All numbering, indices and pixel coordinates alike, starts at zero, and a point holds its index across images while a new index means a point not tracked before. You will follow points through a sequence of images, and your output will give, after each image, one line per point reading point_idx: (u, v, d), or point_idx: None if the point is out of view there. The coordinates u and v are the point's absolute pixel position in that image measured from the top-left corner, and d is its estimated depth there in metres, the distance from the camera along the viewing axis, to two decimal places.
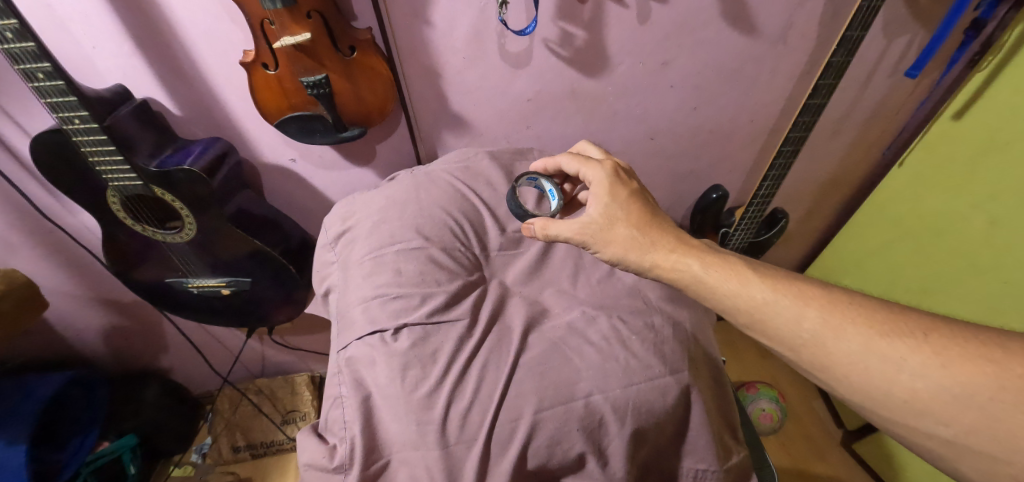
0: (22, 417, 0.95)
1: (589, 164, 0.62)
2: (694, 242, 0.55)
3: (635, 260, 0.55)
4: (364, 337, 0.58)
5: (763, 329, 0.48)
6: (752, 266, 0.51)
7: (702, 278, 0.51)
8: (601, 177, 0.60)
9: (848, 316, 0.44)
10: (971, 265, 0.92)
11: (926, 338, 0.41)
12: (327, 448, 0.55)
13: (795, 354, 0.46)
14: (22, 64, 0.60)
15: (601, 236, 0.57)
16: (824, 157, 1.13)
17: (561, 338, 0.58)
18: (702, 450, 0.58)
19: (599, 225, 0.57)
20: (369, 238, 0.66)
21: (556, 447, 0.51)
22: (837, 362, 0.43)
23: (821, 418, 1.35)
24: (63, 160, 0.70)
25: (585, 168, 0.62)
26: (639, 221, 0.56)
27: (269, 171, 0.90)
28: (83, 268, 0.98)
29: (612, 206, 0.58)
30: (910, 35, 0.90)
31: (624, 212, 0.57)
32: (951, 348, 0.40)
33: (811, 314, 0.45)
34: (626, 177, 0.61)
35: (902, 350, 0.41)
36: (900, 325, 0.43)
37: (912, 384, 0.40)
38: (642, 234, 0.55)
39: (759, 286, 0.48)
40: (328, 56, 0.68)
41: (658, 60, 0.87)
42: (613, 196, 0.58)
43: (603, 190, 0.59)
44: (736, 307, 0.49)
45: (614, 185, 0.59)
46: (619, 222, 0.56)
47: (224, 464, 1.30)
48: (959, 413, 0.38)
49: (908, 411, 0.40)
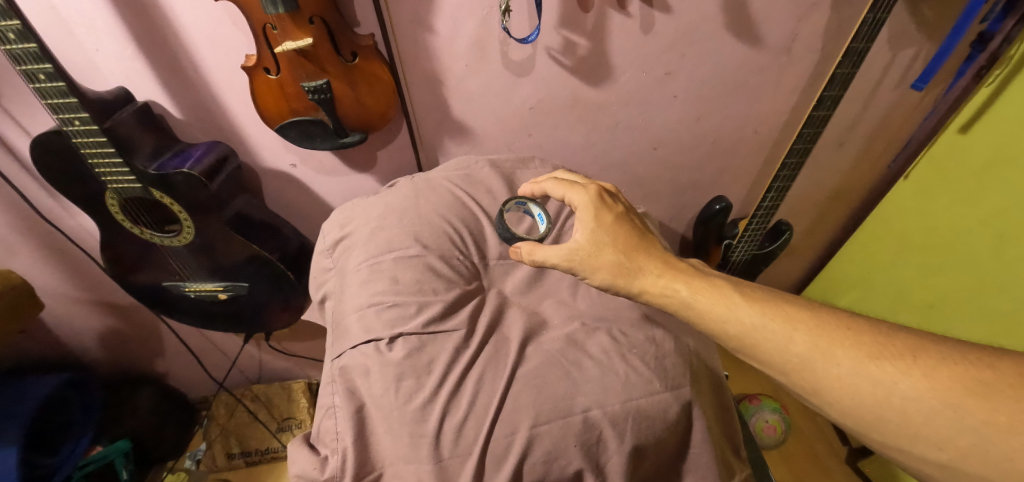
0: (15, 419, 0.94)
1: (573, 188, 0.61)
2: (683, 264, 0.54)
3: (624, 285, 0.54)
4: (359, 346, 0.57)
5: (753, 354, 0.46)
6: (739, 289, 0.50)
7: (691, 303, 0.50)
8: (585, 200, 0.59)
9: (837, 339, 0.43)
10: (977, 282, 0.91)
11: (915, 360, 0.40)
12: (318, 459, 0.54)
13: (787, 378, 0.45)
14: (23, 65, 0.59)
15: (588, 263, 0.55)
16: (830, 170, 1.12)
17: (559, 350, 0.57)
18: (704, 469, 0.56)
19: (586, 251, 0.56)
20: (366, 245, 0.65)
21: (553, 463, 0.49)
22: (828, 386, 0.42)
23: (826, 436, 1.33)
24: (63, 161, 0.70)
25: (569, 193, 0.61)
26: (627, 245, 0.55)
27: (270, 176, 0.90)
28: (81, 270, 0.97)
29: (598, 232, 0.56)
30: (916, 48, 0.89)
31: (611, 237, 0.56)
32: (941, 371, 0.38)
33: (800, 339, 0.44)
34: (611, 201, 0.60)
35: (891, 374, 0.40)
36: (889, 347, 0.41)
37: (903, 409, 0.39)
38: (629, 259, 0.54)
39: (746, 309, 0.47)
40: (329, 61, 0.68)
41: (662, 70, 0.87)
42: (598, 221, 0.57)
43: (588, 215, 0.57)
44: (726, 334, 0.48)
45: (598, 210, 0.58)
46: (606, 247, 0.55)
47: (217, 472, 1.28)
48: (952, 437, 0.37)
49: (901, 435, 0.39)
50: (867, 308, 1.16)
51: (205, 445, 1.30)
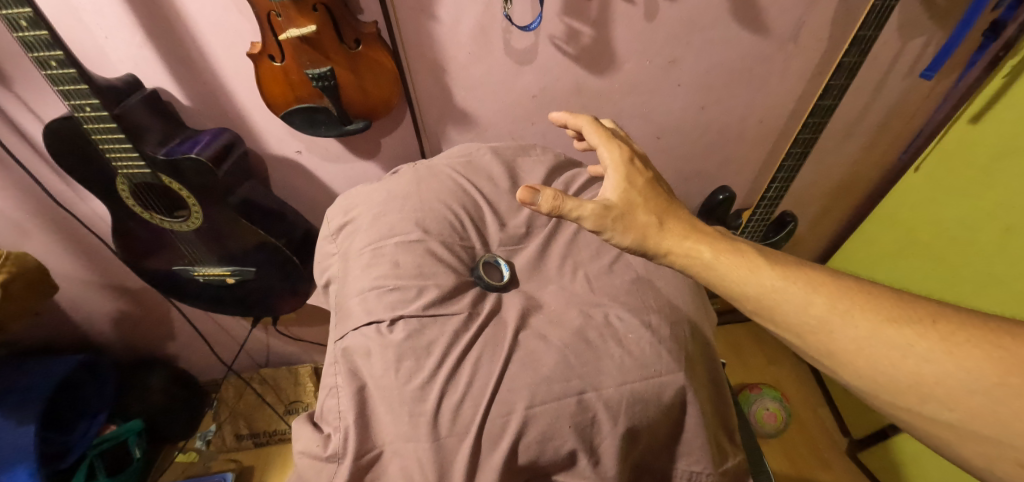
0: (33, 398, 0.98)
1: (609, 142, 0.56)
2: (708, 229, 0.52)
3: (652, 246, 0.50)
4: (361, 327, 0.58)
5: (771, 316, 0.47)
6: (763, 254, 0.49)
7: (715, 266, 0.49)
8: (616, 158, 0.55)
9: (856, 302, 0.44)
10: (982, 273, 0.90)
11: (934, 324, 0.41)
12: (321, 437, 0.57)
13: (801, 341, 0.45)
14: (36, 52, 0.61)
15: (621, 220, 0.50)
16: (836, 160, 1.12)
17: (556, 333, 0.57)
18: (698, 453, 0.57)
19: (618, 210, 0.50)
20: (368, 230, 0.66)
21: (547, 443, 0.50)
22: (843, 348, 0.43)
23: (826, 426, 1.33)
24: (75, 147, 0.72)
25: (603, 147, 0.56)
26: (659, 208, 0.52)
27: (276, 162, 0.91)
28: (93, 254, 1.00)
29: (630, 191, 0.52)
30: (926, 36, 0.88)
31: (643, 198, 0.52)
32: (958, 336, 0.40)
33: (819, 301, 0.44)
34: (641, 163, 0.56)
35: (909, 337, 0.41)
36: (908, 311, 0.42)
37: (917, 370, 0.40)
38: (660, 220, 0.51)
39: (768, 273, 0.47)
40: (333, 49, 0.69)
41: (666, 58, 0.86)
42: (630, 181, 0.53)
43: (619, 174, 0.53)
44: (745, 295, 0.47)
45: (631, 171, 0.54)
46: (638, 208, 0.51)
47: (227, 452, 1.32)
48: (965, 397, 0.38)
49: (912, 396, 0.40)
50: None
51: (214, 426, 1.34)
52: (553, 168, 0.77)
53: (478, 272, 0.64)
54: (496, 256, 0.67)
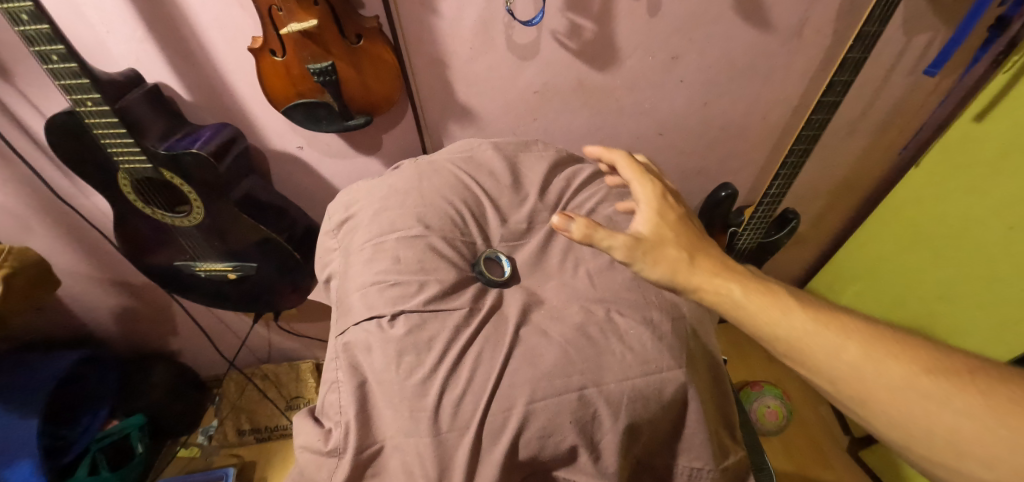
0: (35, 393, 0.98)
1: (643, 179, 0.60)
2: (739, 268, 0.53)
3: (682, 281, 0.52)
4: (362, 322, 0.58)
5: (802, 360, 0.46)
6: (795, 297, 0.50)
7: (745, 304, 0.49)
8: (648, 193, 0.58)
9: (890, 350, 0.44)
10: (987, 272, 0.91)
11: (971, 380, 0.41)
12: (322, 432, 0.57)
13: (832, 387, 0.45)
14: (36, 46, 0.61)
15: (650, 253, 0.53)
16: (839, 158, 1.11)
17: (557, 329, 0.57)
18: (698, 449, 0.57)
19: (648, 240, 0.54)
20: (370, 225, 0.66)
21: (548, 438, 0.50)
22: (877, 397, 0.43)
23: (827, 424, 1.34)
24: (76, 142, 0.72)
25: (637, 183, 0.60)
26: (689, 244, 0.54)
27: (277, 158, 0.91)
28: (95, 249, 1.00)
29: (661, 227, 0.55)
30: (931, 33, 0.87)
31: (674, 234, 0.54)
32: (997, 393, 0.40)
33: (851, 347, 0.45)
34: (674, 201, 0.59)
35: (945, 391, 0.41)
36: (942, 364, 0.42)
37: (954, 425, 0.39)
38: (690, 257, 0.53)
39: (801, 315, 0.47)
40: (335, 43, 0.68)
41: (669, 54, 0.86)
42: (662, 217, 0.56)
43: (652, 210, 0.56)
44: (775, 336, 0.48)
45: (663, 207, 0.57)
46: (669, 243, 0.54)
47: (228, 447, 1.32)
48: (1007, 458, 0.37)
49: (949, 451, 0.40)
50: (875, 296, 1.16)
51: (216, 421, 1.34)
52: (555, 163, 0.77)
53: (480, 268, 0.64)
54: (497, 252, 0.67)
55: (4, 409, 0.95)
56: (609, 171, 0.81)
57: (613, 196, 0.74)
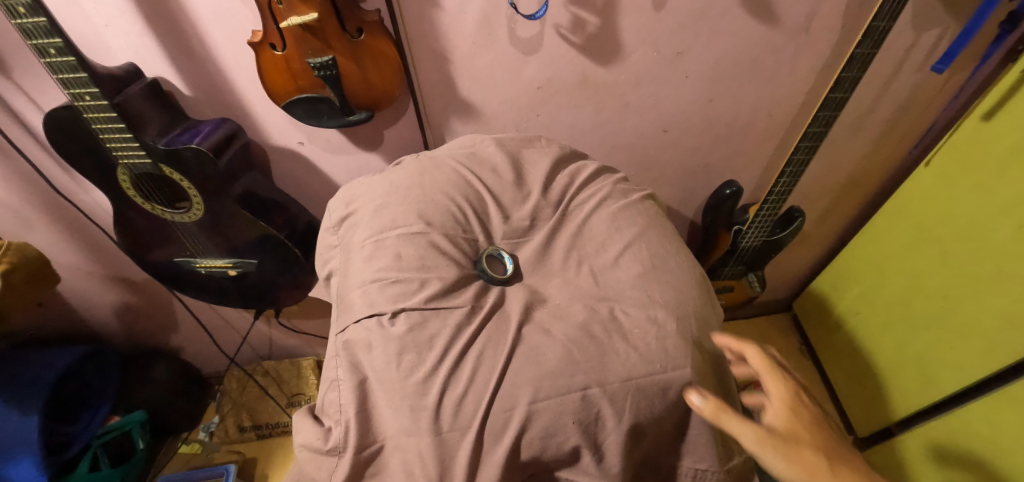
0: (36, 389, 0.98)
1: (778, 377, 0.56)
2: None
3: None
4: (362, 320, 0.58)
5: None
6: None
7: None
8: (783, 392, 0.54)
9: None
10: (994, 272, 0.89)
11: None
12: (322, 430, 0.56)
13: None
14: (34, 39, 0.60)
15: (786, 451, 0.48)
16: (845, 155, 1.10)
17: (560, 328, 0.56)
18: (702, 450, 0.56)
19: (783, 440, 0.49)
20: (371, 221, 0.66)
21: (550, 438, 0.50)
22: None
23: None
24: (74, 136, 0.71)
25: (771, 380, 0.56)
26: (830, 451, 0.49)
27: (277, 153, 0.90)
28: (95, 245, 0.99)
29: (796, 425, 0.51)
30: (941, 28, 0.86)
31: (810, 434, 0.50)
32: None
33: None
34: (809, 401, 0.55)
35: None
36: None
37: None
38: (830, 464, 0.48)
39: None
40: (335, 37, 0.67)
41: (674, 49, 0.85)
42: (797, 414, 0.52)
43: (785, 405, 0.53)
44: None
45: (798, 403, 0.53)
46: (806, 444, 0.49)
47: (230, 443, 1.32)
48: None
49: None
50: (882, 295, 1.14)
51: (217, 418, 1.34)
52: (558, 159, 0.76)
53: (481, 265, 0.63)
54: (500, 249, 0.66)
55: (5, 406, 0.94)
56: (614, 168, 0.80)
57: (617, 193, 0.73)
